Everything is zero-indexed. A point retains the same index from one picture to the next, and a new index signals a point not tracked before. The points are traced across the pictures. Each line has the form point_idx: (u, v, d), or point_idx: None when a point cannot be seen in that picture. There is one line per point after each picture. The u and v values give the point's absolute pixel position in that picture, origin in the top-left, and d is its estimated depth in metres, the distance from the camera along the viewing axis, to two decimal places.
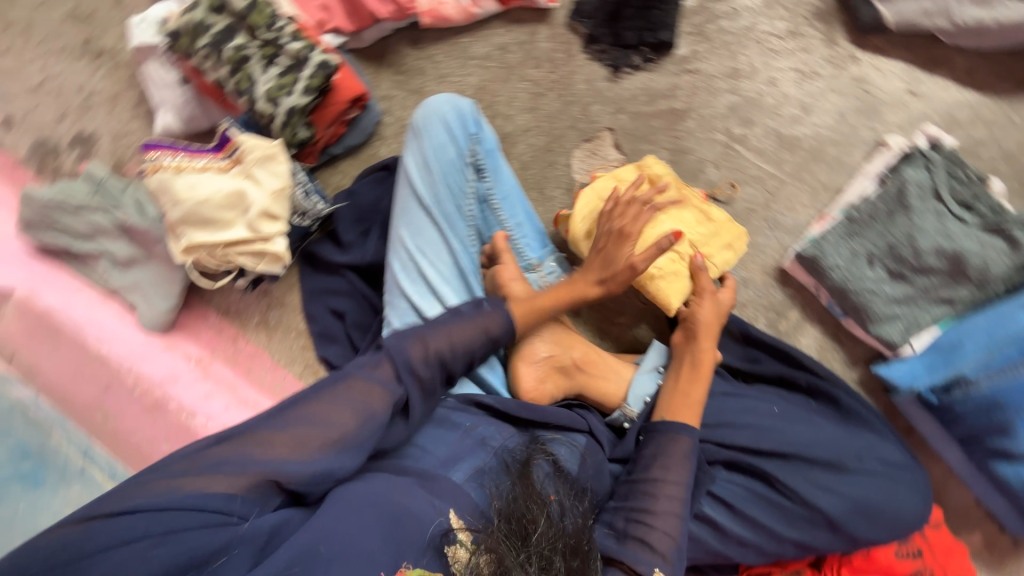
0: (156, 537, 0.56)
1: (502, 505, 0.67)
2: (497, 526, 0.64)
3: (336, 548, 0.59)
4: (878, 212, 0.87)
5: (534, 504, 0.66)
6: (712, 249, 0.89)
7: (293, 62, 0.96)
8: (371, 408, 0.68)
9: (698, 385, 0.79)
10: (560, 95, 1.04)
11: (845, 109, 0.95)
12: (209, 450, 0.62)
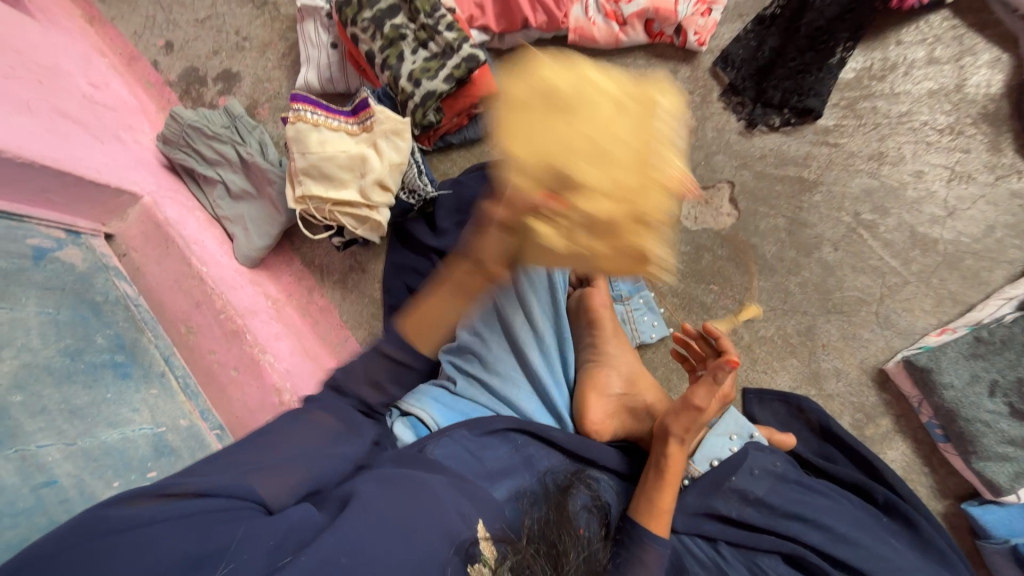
0: (179, 522, 0.50)
1: (532, 527, 0.63)
2: (526, 544, 0.59)
3: (363, 551, 0.54)
4: (1014, 340, 0.81)
5: (570, 541, 0.60)
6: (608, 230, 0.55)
7: (442, 50, 1.01)
8: (340, 433, 0.67)
9: (664, 492, 0.72)
10: (685, 137, 1.03)
11: (995, 222, 0.88)
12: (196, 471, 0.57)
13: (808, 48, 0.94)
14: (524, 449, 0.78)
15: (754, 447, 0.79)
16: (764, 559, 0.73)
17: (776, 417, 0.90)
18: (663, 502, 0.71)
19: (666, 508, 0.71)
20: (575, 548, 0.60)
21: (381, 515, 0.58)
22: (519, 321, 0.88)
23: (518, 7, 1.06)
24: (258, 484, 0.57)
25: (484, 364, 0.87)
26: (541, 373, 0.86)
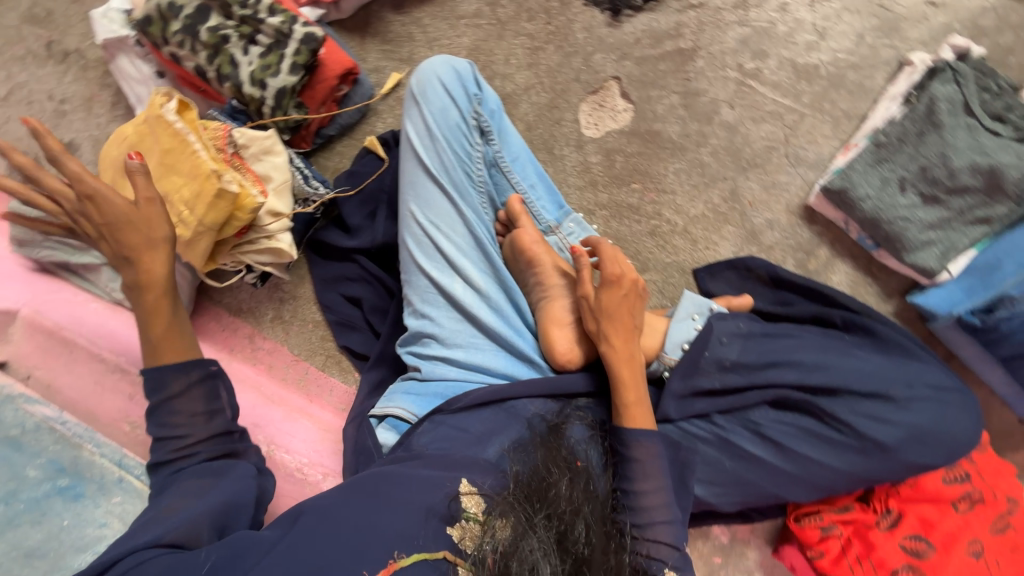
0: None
1: (521, 470, 0.65)
2: (512, 490, 0.61)
3: (321, 554, 0.55)
4: (908, 133, 0.82)
5: (563, 476, 0.64)
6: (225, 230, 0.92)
7: (275, 40, 0.90)
8: (236, 472, 0.69)
9: (626, 389, 0.74)
10: (559, 48, 0.99)
11: (863, 29, 0.90)
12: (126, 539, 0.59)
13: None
14: (508, 404, 0.79)
15: (717, 319, 0.81)
16: (755, 413, 0.77)
17: (729, 285, 0.93)
18: (627, 398, 0.74)
19: (632, 404, 0.73)
20: (567, 479, 0.64)
21: (340, 520, 0.58)
22: (460, 287, 0.85)
23: None
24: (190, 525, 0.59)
25: (443, 341, 0.85)
26: (500, 328, 0.85)
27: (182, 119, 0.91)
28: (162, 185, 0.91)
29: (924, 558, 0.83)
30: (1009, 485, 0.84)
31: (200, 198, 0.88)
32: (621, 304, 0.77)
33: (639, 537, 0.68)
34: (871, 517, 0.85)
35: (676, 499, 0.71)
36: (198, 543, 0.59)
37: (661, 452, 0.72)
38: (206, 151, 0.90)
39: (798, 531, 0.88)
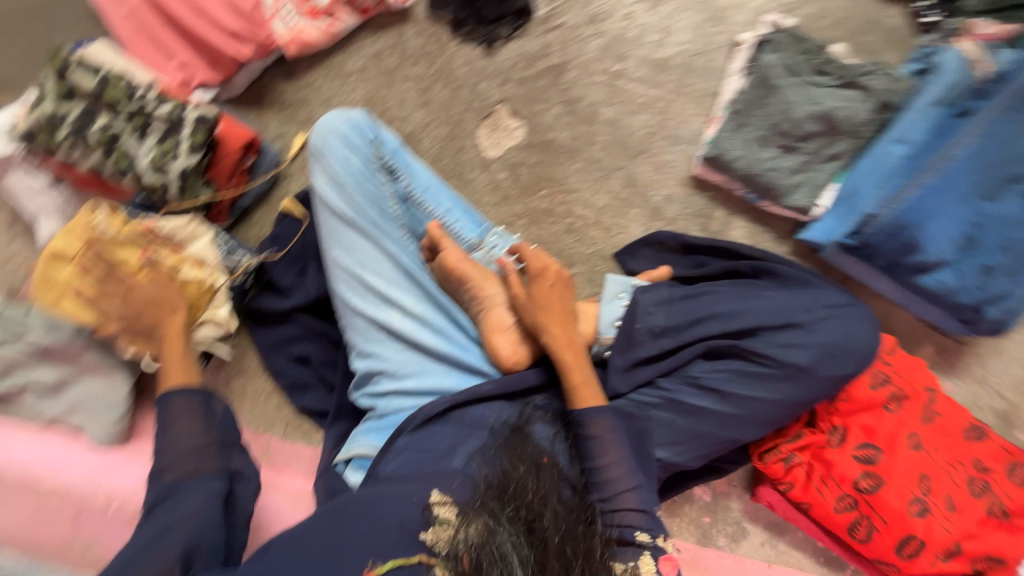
0: None
1: (490, 475, 0.66)
2: (482, 492, 0.64)
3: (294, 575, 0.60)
4: (753, 98, 0.95)
5: (528, 470, 0.67)
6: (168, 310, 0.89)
7: (169, 126, 0.93)
8: (209, 491, 0.71)
9: (573, 371, 0.79)
10: (446, 84, 1.08)
11: (697, 22, 1.04)
12: None
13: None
14: (469, 415, 0.81)
15: (640, 293, 0.87)
16: (692, 368, 0.84)
17: (648, 260, 1.01)
18: (574, 379, 0.79)
19: (581, 384, 0.78)
20: (532, 474, 0.66)
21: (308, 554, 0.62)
22: (398, 318, 0.88)
23: (222, 49, 1.03)
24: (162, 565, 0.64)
25: (394, 374, 0.88)
26: (446, 348, 0.88)
27: (115, 226, 0.92)
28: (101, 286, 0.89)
29: (876, 462, 0.90)
30: (924, 376, 0.93)
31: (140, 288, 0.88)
32: (552, 296, 0.83)
33: (610, 510, 0.71)
34: (822, 438, 0.92)
35: (637, 468, 0.75)
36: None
37: (617, 424, 0.76)
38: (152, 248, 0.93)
39: (765, 469, 0.94)
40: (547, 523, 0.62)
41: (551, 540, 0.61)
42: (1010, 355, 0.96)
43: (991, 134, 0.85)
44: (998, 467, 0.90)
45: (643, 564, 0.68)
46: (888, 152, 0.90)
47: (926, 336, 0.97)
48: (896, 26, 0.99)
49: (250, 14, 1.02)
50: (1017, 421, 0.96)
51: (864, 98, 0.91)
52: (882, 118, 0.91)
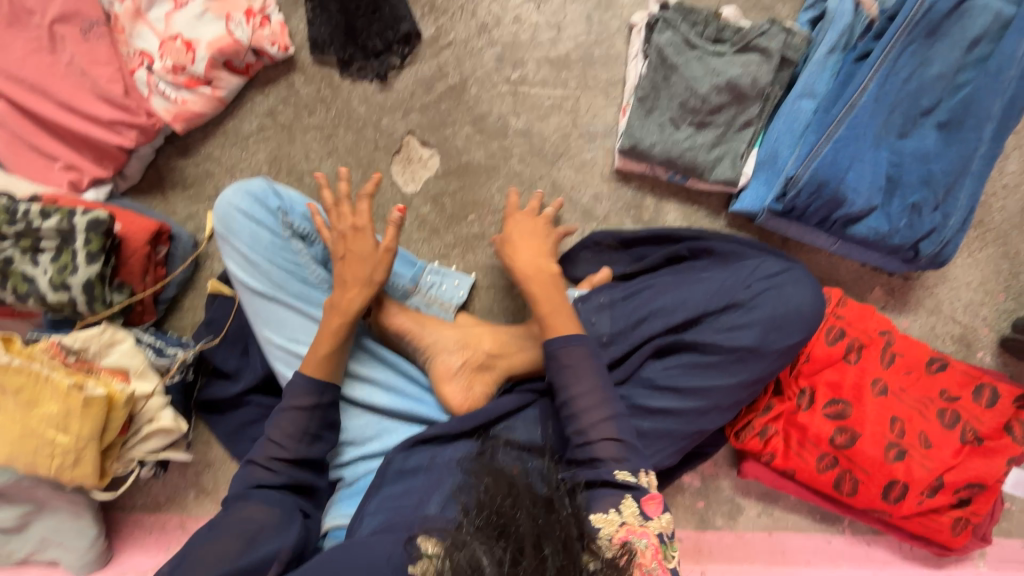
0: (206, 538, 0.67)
1: (468, 501, 0.65)
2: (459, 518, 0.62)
3: None
4: (657, 80, 0.92)
5: (494, 477, 0.66)
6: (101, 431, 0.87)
7: (60, 239, 0.87)
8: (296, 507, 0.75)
9: (545, 301, 0.81)
10: (348, 127, 1.03)
11: (588, 10, 1.00)
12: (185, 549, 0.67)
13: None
14: (439, 459, 0.79)
15: (581, 302, 0.88)
16: (646, 370, 0.83)
17: (589, 263, 0.99)
18: (545, 308, 0.81)
19: (550, 313, 0.80)
20: (505, 489, 0.63)
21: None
22: (346, 385, 0.87)
23: (103, 143, 0.97)
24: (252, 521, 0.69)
25: (355, 440, 0.88)
26: (399, 405, 0.88)
27: (14, 355, 0.85)
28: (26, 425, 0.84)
29: (847, 415, 0.90)
30: (877, 322, 0.92)
31: (70, 415, 0.84)
32: (539, 234, 0.88)
33: (587, 442, 0.72)
34: (791, 404, 0.92)
35: (613, 392, 0.76)
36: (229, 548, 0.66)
37: (588, 350, 0.77)
38: (58, 371, 0.85)
39: (744, 447, 0.93)
40: (520, 520, 0.59)
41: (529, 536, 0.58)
42: (959, 280, 0.96)
43: (890, 71, 0.81)
44: (965, 393, 0.90)
45: (626, 509, 0.66)
46: (799, 108, 0.89)
47: (873, 279, 0.98)
48: None
49: (122, 99, 0.95)
50: (976, 342, 0.97)
51: (765, 61, 0.89)
52: (786, 75, 0.90)
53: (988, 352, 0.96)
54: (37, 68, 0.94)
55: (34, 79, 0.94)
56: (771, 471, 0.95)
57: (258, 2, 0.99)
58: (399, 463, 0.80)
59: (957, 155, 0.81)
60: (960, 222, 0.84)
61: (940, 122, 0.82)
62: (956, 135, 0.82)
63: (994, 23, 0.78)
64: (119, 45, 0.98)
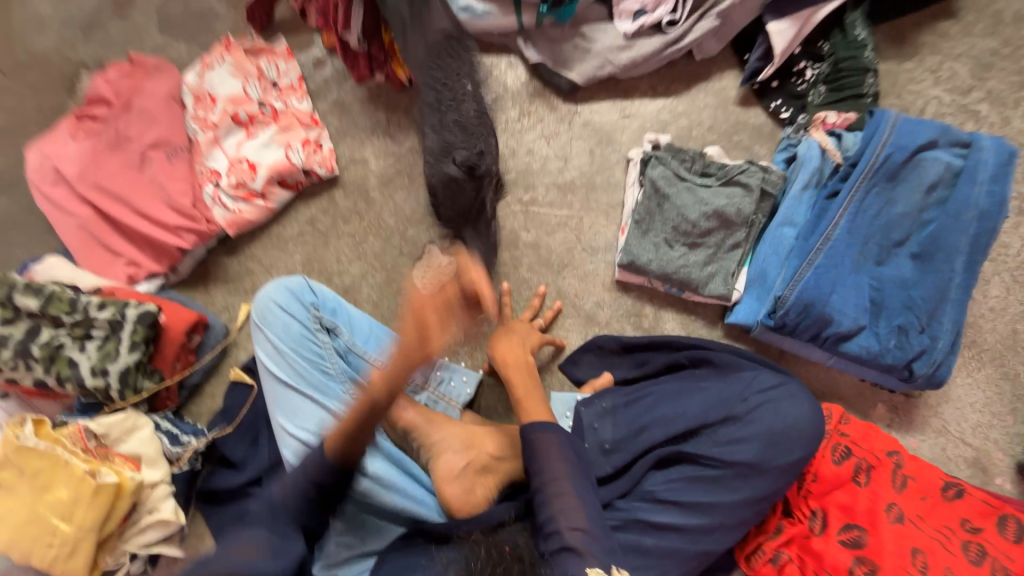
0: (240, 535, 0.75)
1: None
2: None
3: None
4: (651, 206, 1.04)
5: (489, 550, 0.68)
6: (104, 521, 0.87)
7: (110, 329, 0.96)
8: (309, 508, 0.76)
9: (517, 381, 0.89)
10: (377, 236, 1.17)
11: (591, 146, 1.16)
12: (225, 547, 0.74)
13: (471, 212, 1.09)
14: (435, 558, 0.76)
15: (583, 406, 0.90)
16: (647, 483, 0.84)
17: (593, 366, 1.03)
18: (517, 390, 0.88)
19: (523, 394, 0.87)
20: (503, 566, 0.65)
21: None
22: None
23: (164, 244, 1.11)
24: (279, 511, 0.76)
25: (355, 538, 0.87)
26: (399, 504, 0.87)
27: (41, 439, 0.89)
28: (37, 511, 0.86)
29: (865, 544, 0.86)
30: (882, 440, 0.92)
31: (78, 503, 0.85)
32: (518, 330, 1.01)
33: (557, 531, 0.72)
34: (803, 527, 0.88)
35: (588, 492, 0.77)
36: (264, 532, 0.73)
37: (563, 437, 0.79)
38: (77, 457, 0.88)
39: (757, 574, 0.88)
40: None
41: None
42: (963, 400, 0.97)
43: (859, 209, 0.91)
44: (988, 525, 0.86)
45: None
46: (781, 235, 0.98)
47: (875, 395, 0.99)
48: (760, 122, 1.12)
49: (189, 209, 1.11)
50: (992, 468, 0.94)
51: (747, 193, 1.00)
52: (768, 206, 1.00)
53: (1007, 479, 0.94)
54: (124, 183, 1.12)
55: (119, 190, 1.11)
56: None
57: (314, 135, 1.19)
58: (397, 560, 0.79)
59: (934, 284, 0.88)
60: (949, 345, 0.87)
61: (913, 253, 0.90)
62: (931, 265, 0.88)
63: (946, 172, 0.88)
64: (194, 164, 1.16)
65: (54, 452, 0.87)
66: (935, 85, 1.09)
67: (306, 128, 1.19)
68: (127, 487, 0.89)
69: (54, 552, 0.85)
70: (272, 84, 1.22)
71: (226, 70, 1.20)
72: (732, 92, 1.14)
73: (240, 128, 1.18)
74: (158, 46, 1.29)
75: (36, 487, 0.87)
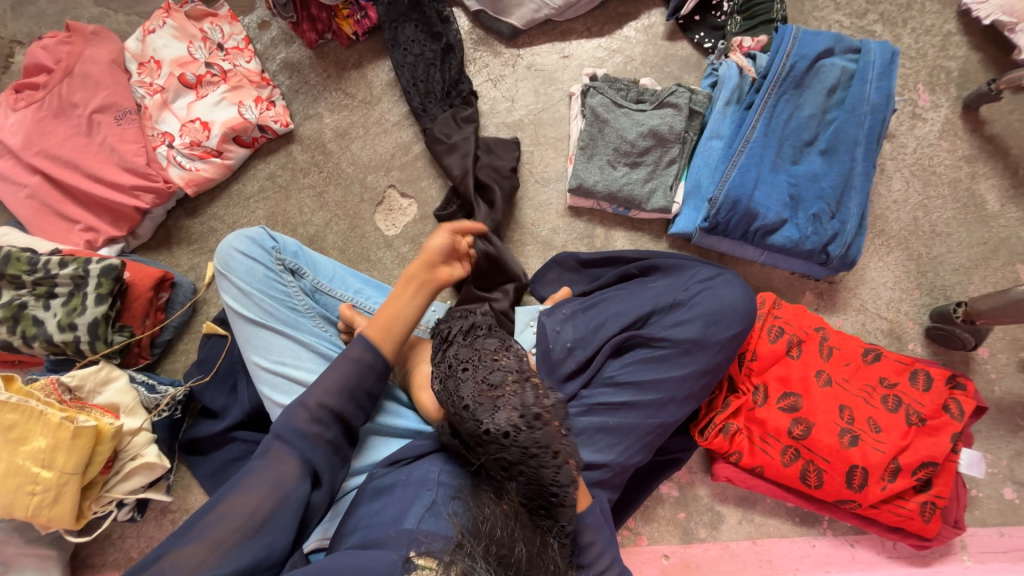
0: (253, 480, 0.68)
1: (468, 526, 0.60)
2: (471, 543, 0.57)
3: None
4: (593, 132, 1.12)
5: (500, 514, 0.61)
6: (86, 468, 0.89)
7: (74, 284, 0.97)
8: (289, 480, 0.68)
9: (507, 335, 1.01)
10: (338, 185, 1.21)
11: (535, 87, 1.23)
12: (242, 478, 0.68)
13: (536, 501, 0.63)
14: (415, 474, 0.76)
15: (545, 316, 0.96)
16: (606, 370, 0.91)
17: (553, 285, 1.11)
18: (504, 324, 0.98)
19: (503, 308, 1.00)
20: (523, 538, 0.58)
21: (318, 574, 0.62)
22: None
23: (121, 206, 1.12)
24: (282, 466, 0.69)
25: None
26: (377, 418, 0.89)
27: (13, 393, 0.89)
28: (12, 461, 0.87)
29: (800, 407, 0.96)
30: (811, 318, 1.03)
31: (58, 449, 0.86)
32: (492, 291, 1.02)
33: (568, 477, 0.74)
34: (748, 400, 0.98)
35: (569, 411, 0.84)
36: (282, 470, 0.69)
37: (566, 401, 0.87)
38: (52, 407, 0.89)
39: (710, 445, 0.97)
40: (520, 551, 0.57)
41: (524, 565, 0.56)
42: (876, 280, 1.10)
43: (772, 114, 1.02)
44: (903, 379, 0.97)
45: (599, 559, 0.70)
46: (710, 147, 1.08)
47: (803, 285, 1.11)
48: (687, 53, 1.22)
49: (143, 168, 1.12)
50: (905, 335, 1.08)
51: (677, 113, 1.09)
52: (697, 123, 1.11)
53: (918, 343, 1.08)
54: (72, 148, 1.12)
55: (69, 156, 1.11)
56: (741, 471, 0.99)
57: (266, 92, 1.21)
58: (380, 481, 0.79)
59: (839, 173, 1.00)
60: (857, 226, 0.99)
61: (821, 150, 1.01)
62: (835, 158, 1.00)
63: (842, 75, 1.01)
64: (146, 129, 1.16)
65: (27, 405, 0.87)
66: (836, 11, 1.20)
67: (256, 86, 1.21)
68: (107, 434, 0.90)
69: (36, 499, 0.86)
70: (217, 45, 1.22)
71: (169, 33, 1.20)
72: (659, 28, 1.23)
73: (189, 90, 1.20)
74: (95, 17, 1.28)
75: (10, 438, 0.87)
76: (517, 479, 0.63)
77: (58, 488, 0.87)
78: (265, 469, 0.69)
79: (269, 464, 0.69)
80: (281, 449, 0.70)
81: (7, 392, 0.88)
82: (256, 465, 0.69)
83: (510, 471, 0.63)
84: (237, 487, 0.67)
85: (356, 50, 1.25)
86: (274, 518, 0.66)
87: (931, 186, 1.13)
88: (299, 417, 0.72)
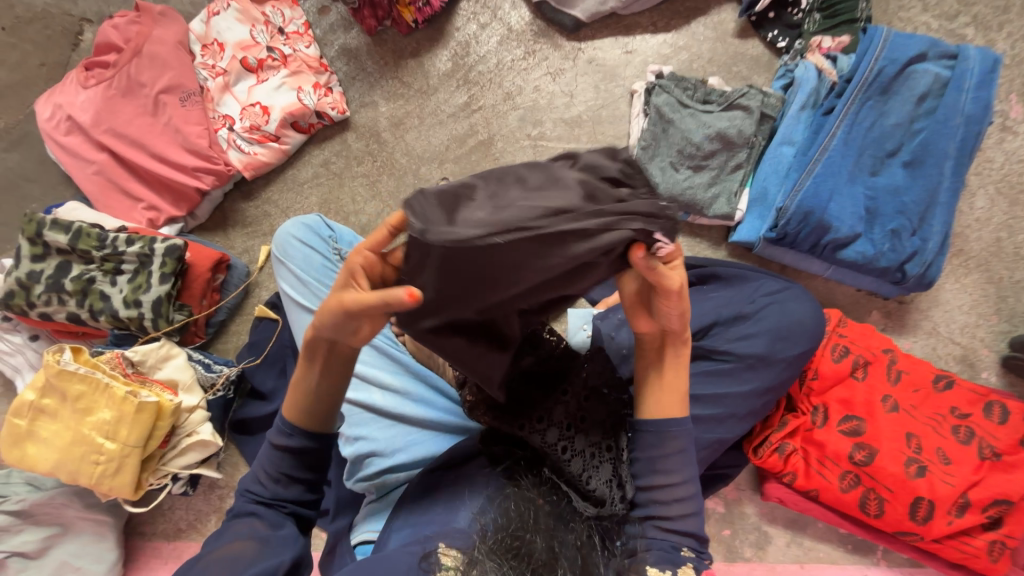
0: (220, 544, 0.63)
1: (488, 520, 0.60)
2: (486, 538, 0.57)
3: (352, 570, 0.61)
4: (656, 133, 1.09)
5: (521, 506, 0.61)
6: (144, 443, 0.91)
7: (140, 262, 0.99)
8: (260, 529, 0.64)
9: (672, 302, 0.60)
10: (391, 174, 1.20)
11: (595, 82, 1.20)
12: (206, 551, 0.63)
13: (602, 445, 0.66)
14: (463, 473, 0.73)
15: (600, 321, 0.94)
16: None
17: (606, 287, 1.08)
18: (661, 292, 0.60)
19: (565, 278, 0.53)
20: (540, 533, 0.58)
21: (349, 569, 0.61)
22: (378, 395, 0.89)
23: (183, 187, 1.14)
24: (247, 524, 0.64)
25: (385, 452, 0.85)
26: (430, 415, 0.88)
27: (80, 364, 0.92)
28: (78, 431, 0.90)
29: (863, 432, 0.92)
30: (877, 339, 0.98)
31: (122, 421, 0.89)
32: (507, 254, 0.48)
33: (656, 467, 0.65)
34: (806, 420, 0.95)
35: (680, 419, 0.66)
36: (247, 526, 0.64)
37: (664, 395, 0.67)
38: (117, 380, 0.92)
39: (763, 464, 0.95)
40: (537, 544, 0.57)
41: (541, 560, 0.56)
42: (951, 303, 1.04)
43: (854, 120, 0.97)
44: (976, 410, 0.92)
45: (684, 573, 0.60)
46: (781, 153, 1.03)
47: (869, 303, 1.06)
48: (758, 53, 1.16)
49: (206, 151, 1.14)
50: (979, 363, 1.02)
51: (748, 115, 1.04)
52: (767, 128, 1.05)
53: (992, 372, 1.02)
54: (139, 128, 1.14)
55: (135, 135, 1.13)
56: (794, 492, 0.96)
57: (324, 79, 1.21)
58: (430, 478, 0.75)
59: (923, 188, 0.94)
60: (939, 246, 0.93)
61: (904, 162, 0.96)
62: (921, 171, 0.95)
63: (935, 82, 0.95)
64: (207, 111, 1.18)
65: (94, 377, 0.90)
66: (925, 11, 1.12)
67: (315, 73, 1.21)
68: (165, 411, 0.92)
69: (99, 468, 0.90)
70: (278, 29, 1.22)
71: (232, 16, 1.20)
72: (730, 25, 1.17)
73: (250, 74, 1.20)
74: None
75: (76, 409, 0.91)
76: (580, 432, 0.65)
77: (120, 460, 0.90)
78: (232, 533, 0.64)
79: (243, 519, 0.65)
80: (240, 514, 0.66)
81: (76, 364, 0.91)
82: (219, 535, 0.64)
83: (572, 430, 0.64)
84: (205, 553, 0.62)
85: (414, 38, 1.24)
86: (260, 558, 0.61)
87: (1019, 206, 1.05)
88: (251, 486, 0.68)
